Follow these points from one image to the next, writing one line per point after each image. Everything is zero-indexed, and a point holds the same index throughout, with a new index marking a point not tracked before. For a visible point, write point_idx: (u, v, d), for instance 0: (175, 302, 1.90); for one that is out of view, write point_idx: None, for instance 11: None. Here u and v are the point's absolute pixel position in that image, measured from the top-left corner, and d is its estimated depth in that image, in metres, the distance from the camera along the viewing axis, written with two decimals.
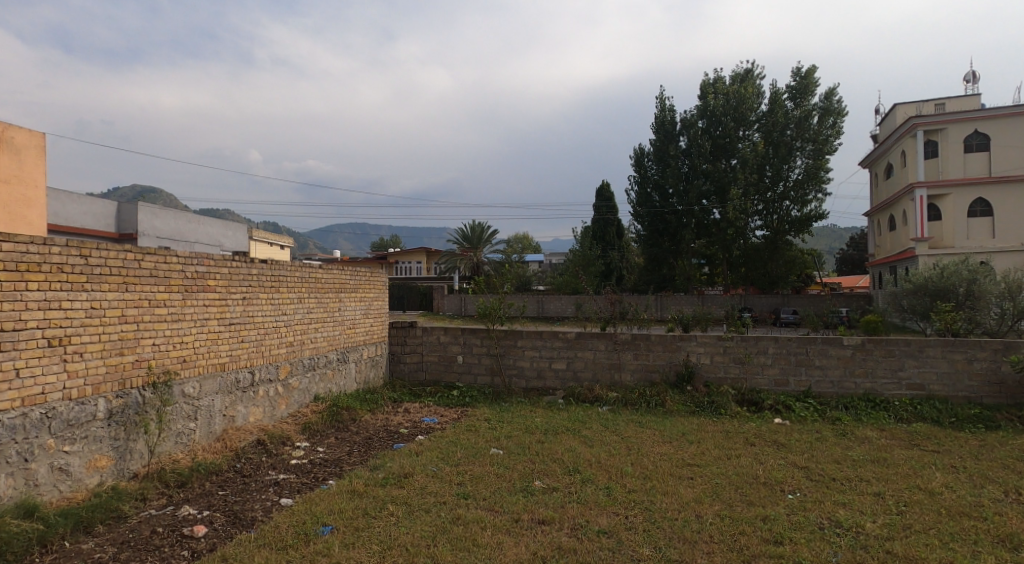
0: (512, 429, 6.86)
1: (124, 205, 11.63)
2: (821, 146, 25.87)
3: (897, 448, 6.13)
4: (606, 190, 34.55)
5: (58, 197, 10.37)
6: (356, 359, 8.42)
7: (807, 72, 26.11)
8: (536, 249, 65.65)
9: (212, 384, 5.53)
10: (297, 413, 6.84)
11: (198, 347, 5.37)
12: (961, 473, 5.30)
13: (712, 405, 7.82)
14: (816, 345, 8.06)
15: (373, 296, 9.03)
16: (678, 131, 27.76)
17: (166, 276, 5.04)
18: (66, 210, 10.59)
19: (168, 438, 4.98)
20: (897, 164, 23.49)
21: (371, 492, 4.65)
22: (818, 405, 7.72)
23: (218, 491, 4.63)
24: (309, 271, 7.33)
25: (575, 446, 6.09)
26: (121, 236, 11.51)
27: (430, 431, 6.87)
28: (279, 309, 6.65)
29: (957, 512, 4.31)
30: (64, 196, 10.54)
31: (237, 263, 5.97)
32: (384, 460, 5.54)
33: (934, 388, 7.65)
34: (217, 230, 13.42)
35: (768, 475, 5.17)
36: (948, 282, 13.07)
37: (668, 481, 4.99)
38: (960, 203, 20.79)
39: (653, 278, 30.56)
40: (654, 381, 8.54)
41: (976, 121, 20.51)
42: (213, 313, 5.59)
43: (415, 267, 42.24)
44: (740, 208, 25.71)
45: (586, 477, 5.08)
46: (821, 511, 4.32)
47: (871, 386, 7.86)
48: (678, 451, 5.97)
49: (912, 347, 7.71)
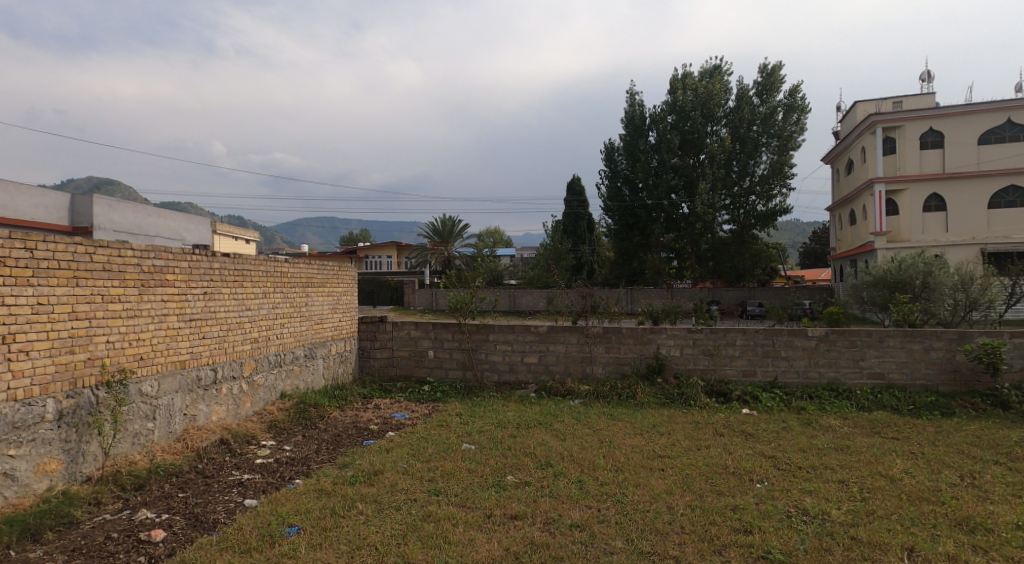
0: (484, 424, 6.82)
1: (78, 197, 11.16)
2: (785, 141, 26.46)
3: (859, 436, 6.29)
4: (577, 184, 34.71)
5: (6, 188, 9.88)
6: (325, 355, 8.23)
7: (773, 69, 26.65)
8: (507, 243, 65.70)
9: (171, 382, 5.32)
10: (262, 411, 6.66)
11: (156, 344, 5.15)
12: (920, 459, 5.47)
13: (682, 396, 7.91)
14: (782, 336, 8.22)
15: (341, 290, 8.84)
16: (648, 126, 28.03)
17: (120, 271, 4.81)
18: (14, 201, 10.09)
19: (123, 439, 4.77)
20: (857, 159, 24.20)
21: (339, 490, 4.54)
22: (784, 395, 7.88)
23: (179, 493, 4.46)
24: (274, 264, 7.11)
25: (546, 440, 6.07)
26: (75, 230, 11.02)
27: (400, 427, 6.77)
28: (243, 305, 6.44)
29: (917, 497, 4.44)
30: (12, 188, 10.04)
31: (198, 256, 5.75)
32: (353, 458, 5.43)
33: (894, 377, 7.89)
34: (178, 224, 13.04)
35: (737, 465, 5.25)
36: (905, 275, 13.54)
37: (640, 473, 5.02)
38: (916, 198, 21.53)
39: (624, 271, 30.87)
40: (625, 373, 8.60)
41: (931, 119, 21.22)
42: (172, 308, 5.37)
43: (385, 262, 41.70)
44: (708, 202, 26.14)
45: (558, 471, 5.06)
46: (789, 499, 4.39)
47: (834, 375, 8.07)
48: (649, 442, 6.01)
49: (873, 337, 7.93)
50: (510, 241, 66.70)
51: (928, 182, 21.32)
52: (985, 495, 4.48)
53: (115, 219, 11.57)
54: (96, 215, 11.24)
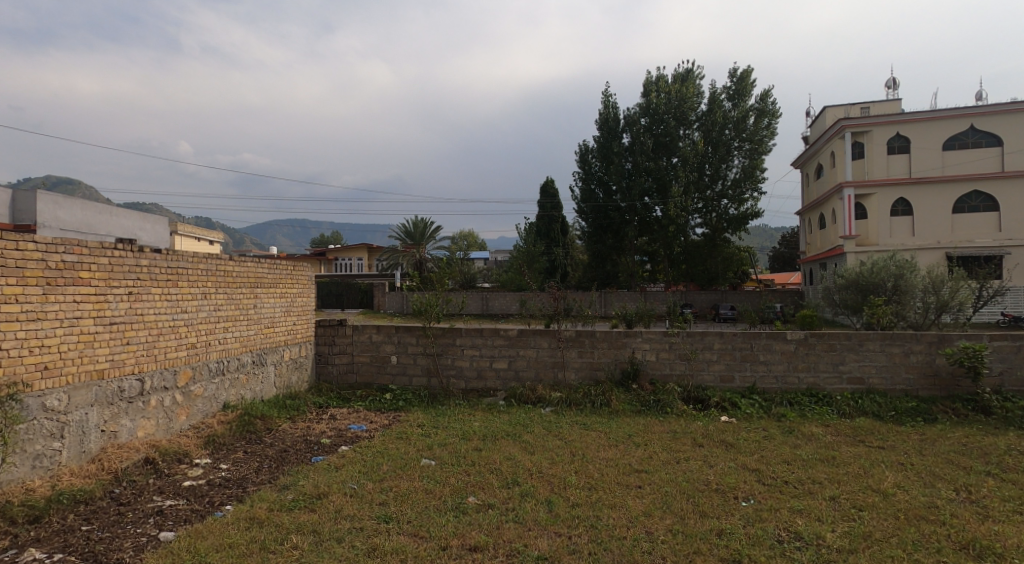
0: (447, 436, 6.27)
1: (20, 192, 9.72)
2: (757, 146, 26.61)
3: (844, 445, 5.95)
4: (550, 186, 34.43)
5: None
6: (276, 361, 7.60)
7: (744, 74, 26.76)
8: (481, 247, 64.95)
9: (85, 395, 4.67)
10: (200, 424, 6.01)
11: (64, 352, 4.50)
12: (910, 470, 5.13)
13: (658, 403, 7.50)
14: (761, 340, 7.88)
15: (296, 291, 8.19)
16: (622, 128, 27.83)
17: (19, 266, 4.17)
18: None
19: (20, 463, 4.12)
20: (826, 164, 24.41)
21: (274, 518, 3.96)
22: (763, 401, 7.54)
23: (82, 526, 3.85)
24: (216, 262, 6.46)
25: (514, 454, 5.57)
26: (17, 227, 9.87)
27: (355, 441, 6.18)
28: (178, 306, 5.80)
29: (914, 515, 4.09)
30: None
31: (121, 251, 5.09)
32: (296, 479, 4.82)
33: (874, 382, 7.63)
34: (137, 222, 11.52)
35: (720, 480, 4.83)
36: (878, 278, 13.44)
37: (615, 492, 4.55)
38: (884, 202, 21.77)
39: (597, 274, 30.61)
40: (599, 379, 8.16)
41: (899, 124, 21.45)
42: (88, 311, 4.72)
43: (356, 264, 40.69)
44: (681, 205, 26.10)
45: (525, 490, 4.57)
46: (778, 521, 3.99)
47: (813, 381, 7.76)
48: (624, 455, 5.56)
49: (852, 340, 7.66)
50: (485, 244, 66.28)
51: (895, 186, 21.57)
52: (985, 513, 4.14)
53: (64, 216, 10.10)
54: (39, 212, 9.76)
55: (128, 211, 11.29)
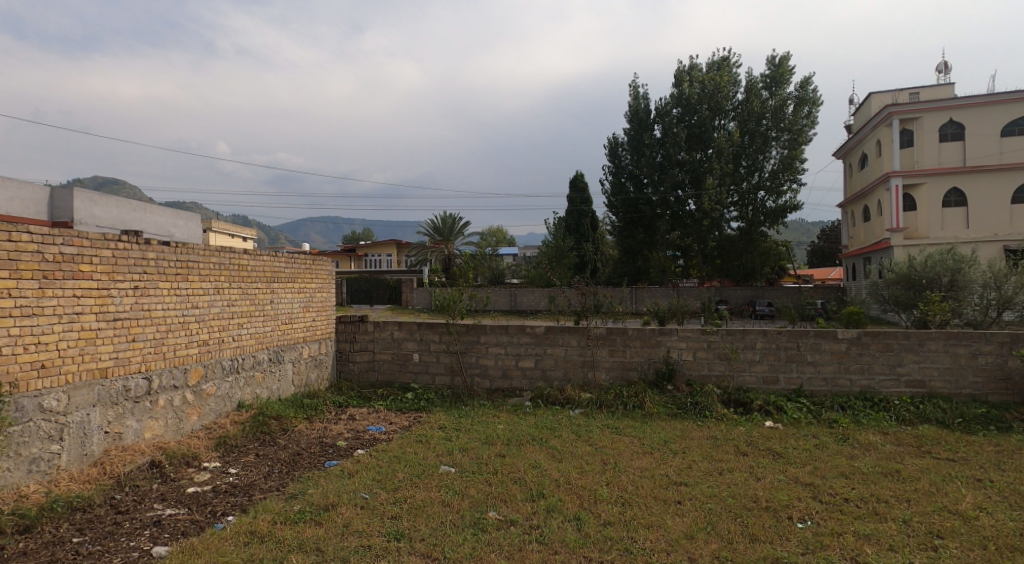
0: (469, 440, 5.89)
1: (56, 188, 9.07)
2: (796, 135, 25.49)
3: (908, 456, 5.35)
4: (580, 181, 33.78)
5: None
6: (294, 359, 7.33)
7: (782, 61, 25.69)
8: (510, 242, 64.79)
9: (86, 395, 4.43)
10: (212, 425, 5.77)
11: (63, 350, 4.26)
12: (990, 489, 4.52)
13: (696, 406, 6.97)
14: (808, 339, 7.25)
15: (314, 287, 7.89)
16: (653, 120, 27.00)
17: (12, 259, 3.92)
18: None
19: (14, 468, 3.90)
20: (871, 153, 23.18)
21: (277, 533, 3.63)
22: (812, 405, 6.93)
23: (73, 539, 3.59)
24: (229, 256, 6.18)
25: (540, 461, 5.16)
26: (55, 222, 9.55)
27: (373, 444, 5.84)
28: (188, 302, 5.54)
29: (1005, 546, 3.54)
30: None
31: (125, 243, 4.83)
32: (306, 486, 4.50)
33: (936, 385, 6.93)
34: (172, 218, 10.82)
35: (770, 496, 4.32)
36: (931, 272, 12.52)
37: (652, 508, 4.10)
38: (935, 192, 20.50)
39: (628, 270, 29.84)
40: (632, 380, 7.66)
41: (951, 110, 20.14)
42: (90, 306, 4.48)
43: (385, 260, 40.82)
44: (716, 198, 25.20)
45: (551, 504, 4.14)
46: (843, 550, 3.52)
47: (867, 383, 7.10)
48: (661, 465, 5.08)
49: (911, 340, 6.97)
50: (513, 240, 65.97)
51: (947, 176, 20.29)
52: None
53: (98, 213, 9.46)
54: (75, 208, 9.14)
55: (163, 206, 10.62)
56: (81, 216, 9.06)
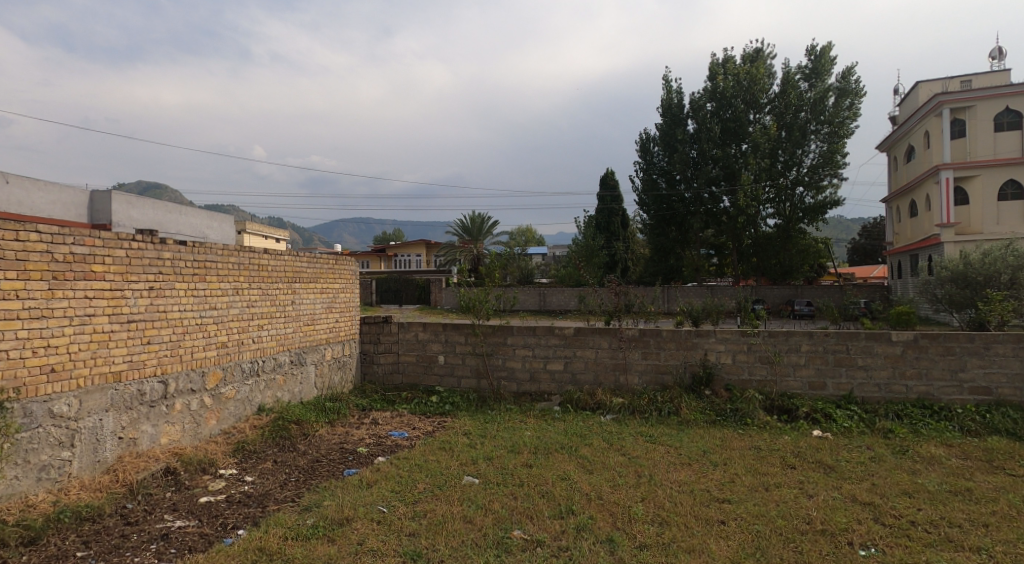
0: (495, 448, 5.58)
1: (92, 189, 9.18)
2: (837, 128, 24.44)
3: (978, 472, 4.83)
4: (610, 179, 33.14)
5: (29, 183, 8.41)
6: (317, 361, 7.16)
7: (822, 51, 24.64)
8: (540, 242, 64.56)
9: (99, 399, 4.30)
10: (231, 430, 5.62)
11: (75, 353, 4.13)
12: None
13: (737, 413, 6.53)
14: (859, 341, 6.71)
15: (337, 286, 7.71)
16: (686, 115, 26.24)
17: (19, 259, 3.80)
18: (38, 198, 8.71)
19: (24, 476, 3.80)
20: (919, 145, 22.03)
21: (287, 551, 3.41)
22: (864, 413, 6.41)
23: (78, 553, 3.44)
24: (249, 255, 6.03)
25: (569, 472, 4.83)
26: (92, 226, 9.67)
27: (395, 451, 5.60)
28: (206, 303, 5.39)
29: None
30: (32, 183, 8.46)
31: (139, 243, 4.69)
32: (322, 498, 4.26)
33: (1005, 393, 6.33)
34: (206, 221, 10.87)
35: (826, 518, 3.89)
36: (989, 269, 11.65)
37: (691, 529, 3.73)
38: (989, 185, 19.34)
39: (660, 269, 29.13)
40: (667, 385, 7.25)
41: (1007, 97, 18.95)
42: (102, 307, 4.35)
43: (415, 260, 40.96)
44: (752, 195, 24.34)
45: (582, 523, 3.81)
46: None
47: (925, 390, 6.54)
48: (701, 478, 4.68)
49: (977, 343, 6.38)
50: (542, 240, 65.69)
51: (1003, 168, 19.09)
52: None
53: (136, 216, 9.57)
54: (113, 211, 9.25)
55: (198, 209, 10.71)
56: (118, 219, 9.17)
